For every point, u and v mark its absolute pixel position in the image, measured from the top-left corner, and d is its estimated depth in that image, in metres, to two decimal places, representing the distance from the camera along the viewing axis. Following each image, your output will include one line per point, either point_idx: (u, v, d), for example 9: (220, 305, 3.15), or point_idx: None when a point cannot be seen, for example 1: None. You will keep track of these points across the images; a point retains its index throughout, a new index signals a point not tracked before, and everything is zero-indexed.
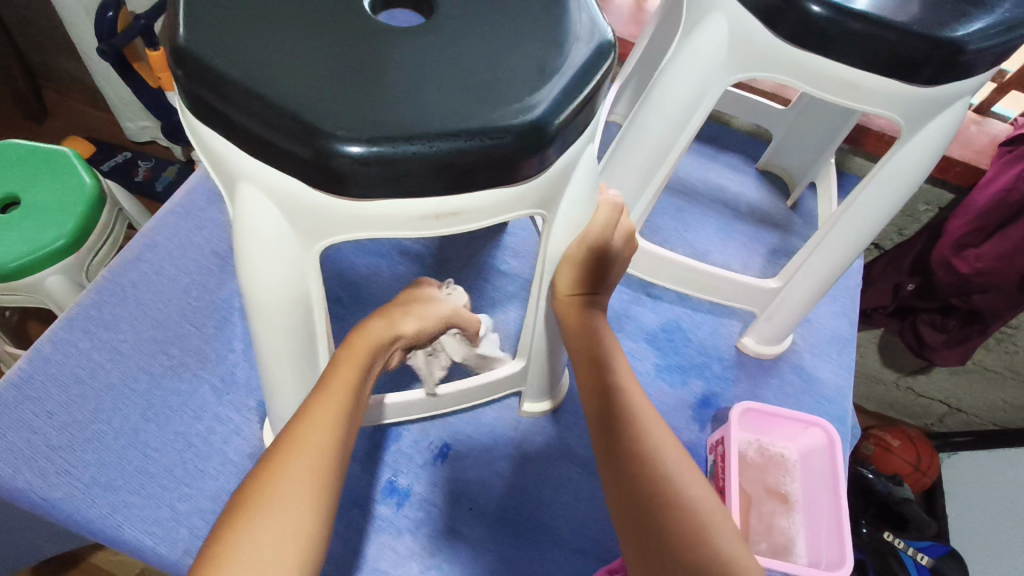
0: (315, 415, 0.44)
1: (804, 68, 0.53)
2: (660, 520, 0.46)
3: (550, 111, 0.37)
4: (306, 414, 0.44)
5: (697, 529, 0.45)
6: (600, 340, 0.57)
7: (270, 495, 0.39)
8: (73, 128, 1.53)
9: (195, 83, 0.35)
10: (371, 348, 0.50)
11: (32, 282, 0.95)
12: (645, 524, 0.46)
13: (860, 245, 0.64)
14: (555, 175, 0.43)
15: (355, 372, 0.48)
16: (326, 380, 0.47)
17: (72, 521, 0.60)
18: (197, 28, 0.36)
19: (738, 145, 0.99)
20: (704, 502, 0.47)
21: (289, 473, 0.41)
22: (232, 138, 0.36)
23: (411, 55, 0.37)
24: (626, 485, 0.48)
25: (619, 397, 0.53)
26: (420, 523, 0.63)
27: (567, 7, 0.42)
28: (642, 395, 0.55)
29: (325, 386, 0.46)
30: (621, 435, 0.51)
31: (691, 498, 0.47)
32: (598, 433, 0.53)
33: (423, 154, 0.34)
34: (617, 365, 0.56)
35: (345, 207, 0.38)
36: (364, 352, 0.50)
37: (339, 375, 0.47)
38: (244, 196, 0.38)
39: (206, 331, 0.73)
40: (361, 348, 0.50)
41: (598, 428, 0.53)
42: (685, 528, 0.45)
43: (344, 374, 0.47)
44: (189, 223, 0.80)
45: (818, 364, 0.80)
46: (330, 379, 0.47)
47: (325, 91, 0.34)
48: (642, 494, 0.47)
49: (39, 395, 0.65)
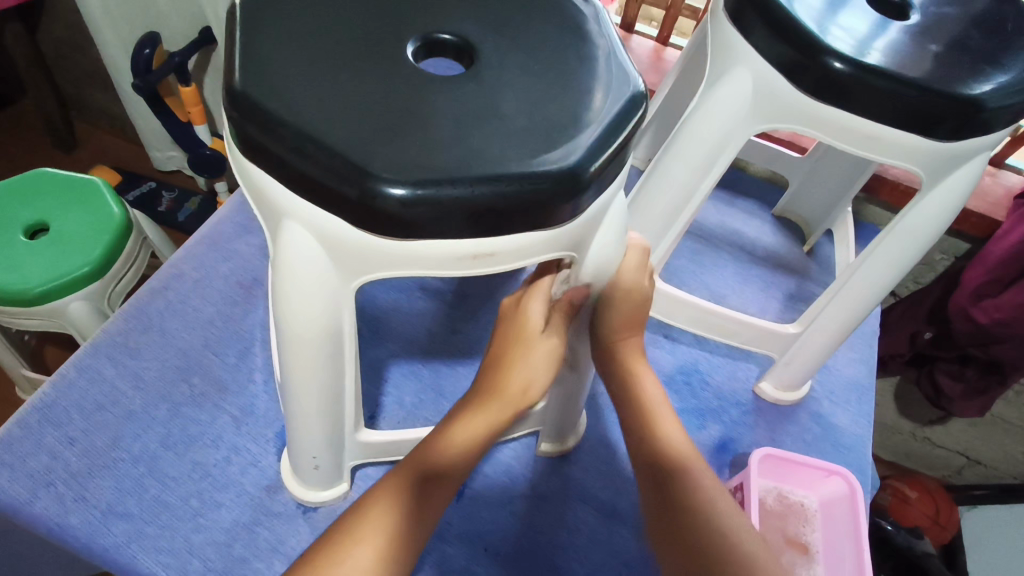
0: (377, 515, 0.46)
1: (825, 121, 0.54)
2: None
3: (586, 158, 0.38)
4: (372, 503, 0.47)
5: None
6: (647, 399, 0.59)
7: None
8: (100, 157, 1.57)
9: (249, 125, 0.36)
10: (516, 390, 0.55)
11: (56, 307, 0.97)
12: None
13: (880, 292, 0.65)
14: (587, 220, 0.43)
15: (439, 465, 0.50)
16: (392, 480, 0.49)
17: (87, 549, 0.60)
18: (252, 73, 0.38)
19: (755, 190, 1.01)
20: (762, 556, 0.48)
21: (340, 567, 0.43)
22: (280, 177, 0.37)
23: (452, 103, 0.39)
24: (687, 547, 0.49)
25: (662, 444, 0.56)
26: (434, 563, 0.62)
27: (600, 61, 0.44)
28: (670, 416, 0.59)
29: (388, 486, 0.48)
30: (677, 496, 0.52)
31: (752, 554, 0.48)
32: (652, 494, 0.54)
33: (465, 197, 0.36)
34: (664, 426, 0.58)
35: (385, 244, 0.39)
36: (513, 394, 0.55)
37: (405, 474, 0.49)
38: (286, 232, 0.39)
39: (227, 360, 0.74)
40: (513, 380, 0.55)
41: (644, 475, 0.56)
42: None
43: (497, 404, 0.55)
44: (216, 253, 0.82)
45: (837, 411, 0.79)
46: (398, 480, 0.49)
47: (373, 135, 0.36)
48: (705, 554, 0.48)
49: (62, 420, 0.66)
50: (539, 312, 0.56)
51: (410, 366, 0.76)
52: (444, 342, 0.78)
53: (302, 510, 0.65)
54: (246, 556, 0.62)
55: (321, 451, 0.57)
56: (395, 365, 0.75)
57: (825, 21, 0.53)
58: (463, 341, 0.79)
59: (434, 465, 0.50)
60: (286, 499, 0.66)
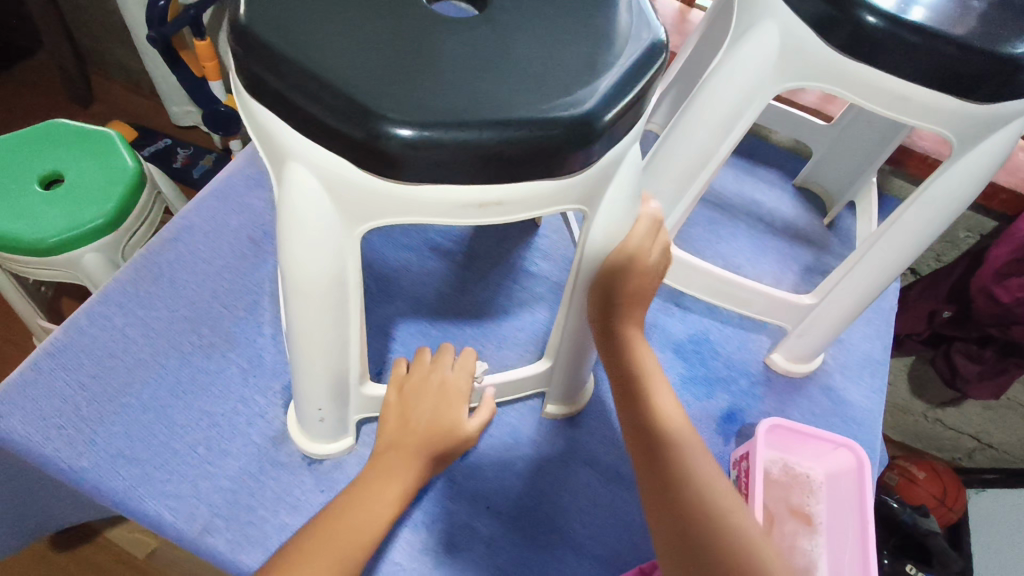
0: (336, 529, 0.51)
1: (855, 79, 0.52)
2: (711, 556, 0.45)
3: (600, 106, 0.37)
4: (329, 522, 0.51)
5: (748, 554, 0.44)
6: (639, 363, 0.56)
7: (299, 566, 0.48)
8: (115, 111, 1.57)
9: (253, 61, 0.35)
10: (416, 408, 0.58)
11: (70, 258, 0.98)
12: (684, 546, 0.46)
13: (900, 262, 0.62)
14: (601, 171, 0.42)
15: (380, 482, 0.54)
16: (375, 466, 0.55)
17: (97, 491, 0.62)
18: (257, 8, 0.36)
19: (777, 159, 0.98)
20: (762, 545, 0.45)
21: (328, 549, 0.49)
22: (285, 116, 0.36)
23: (463, 45, 0.37)
24: (671, 513, 0.48)
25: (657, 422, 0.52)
26: (437, 519, 0.62)
27: (620, 6, 0.42)
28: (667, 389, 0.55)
29: (375, 473, 0.55)
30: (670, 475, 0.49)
31: (732, 514, 0.46)
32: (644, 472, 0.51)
33: (474, 142, 0.35)
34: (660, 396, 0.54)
35: (392, 187, 0.37)
36: (418, 407, 0.58)
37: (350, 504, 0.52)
38: (290, 174, 0.38)
39: (237, 313, 0.74)
40: (418, 394, 0.59)
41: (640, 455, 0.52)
42: (735, 553, 0.44)
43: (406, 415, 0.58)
44: (228, 207, 0.82)
45: (848, 385, 0.78)
46: (388, 465, 0.55)
47: (378, 75, 0.35)
48: (690, 513, 0.47)
49: (73, 366, 0.67)
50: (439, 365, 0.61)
51: (419, 325, 0.75)
52: (453, 303, 0.78)
53: (308, 462, 0.66)
54: (250, 504, 0.63)
55: (325, 403, 0.57)
56: (404, 323, 0.75)
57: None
58: (473, 302, 0.78)
59: (378, 482, 0.54)
60: (292, 451, 0.67)
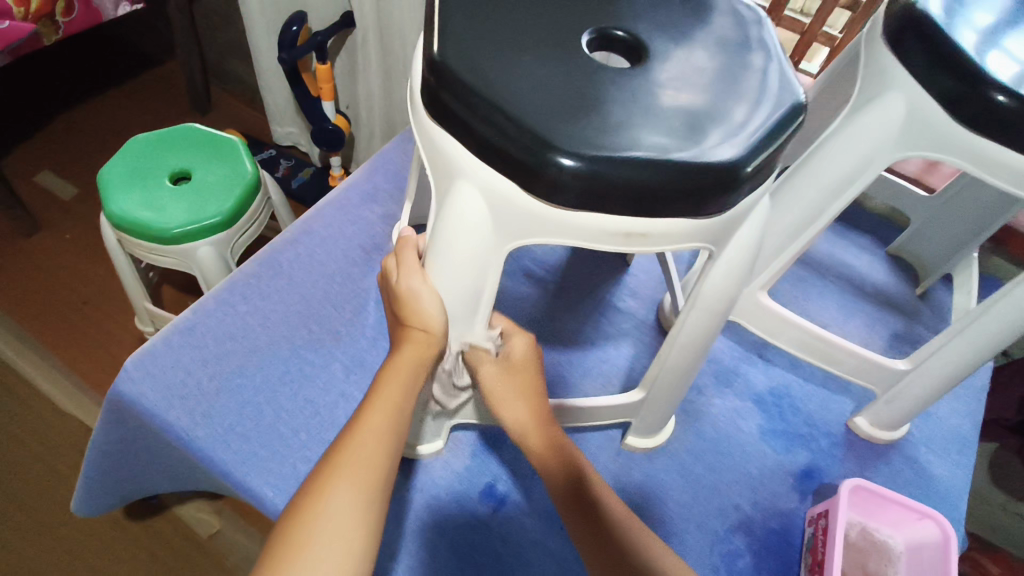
0: (359, 452, 0.44)
1: (979, 155, 0.53)
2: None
3: (745, 157, 0.40)
4: (341, 455, 0.44)
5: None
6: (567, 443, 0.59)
7: (298, 557, 0.38)
8: (230, 121, 1.70)
9: (445, 92, 0.41)
10: (409, 315, 0.50)
11: (188, 249, 1.07)
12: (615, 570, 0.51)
13: (1006, 339, 0.62)
14: (734, 215, 0.45)
15: (388, 394, 0.47)
16: (375, 387, 0.48)
17: (208, 461, 0.67)
18: (449, 46, 0.42)
19: (869, 225, 0.98)
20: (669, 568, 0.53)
21: (333, 526, 0.40)
22: (463, 140, 0.42)
23: (624, 93, 0.42)
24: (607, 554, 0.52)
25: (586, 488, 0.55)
26: (514, 532, 0.66)
27: (764, 71, 0.46)
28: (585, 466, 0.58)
29: (375, 391, 0.48)
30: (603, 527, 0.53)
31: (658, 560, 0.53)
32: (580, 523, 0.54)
33: (631, 179, 0.39)
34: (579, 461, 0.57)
35: (546, 211, 0.42)
36: (411, 326, 0.50)
37: (369, 420, 0.45)
38: (460, 191, 0.43)
39: (344, 313, 0.80)
40: (403, 303, 0.50)
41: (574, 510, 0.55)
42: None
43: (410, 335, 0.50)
44: (344, 216, 0.89)
45: (933, 459, 0.77)
46: (390, 371, 0.49)
47: (552, 113, 0.40)
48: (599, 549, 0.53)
49: (199, 343, 0.73)
50: (411, 254, 0.52)
51: None
52: (542, 328, 0.81)
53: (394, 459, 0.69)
54: None
55: (430, 405, 0.61)
56: None
57: (983, 43, 0.53)
58: (561, 329, 0.81)
59: (392, 396, 0.47)
60: None
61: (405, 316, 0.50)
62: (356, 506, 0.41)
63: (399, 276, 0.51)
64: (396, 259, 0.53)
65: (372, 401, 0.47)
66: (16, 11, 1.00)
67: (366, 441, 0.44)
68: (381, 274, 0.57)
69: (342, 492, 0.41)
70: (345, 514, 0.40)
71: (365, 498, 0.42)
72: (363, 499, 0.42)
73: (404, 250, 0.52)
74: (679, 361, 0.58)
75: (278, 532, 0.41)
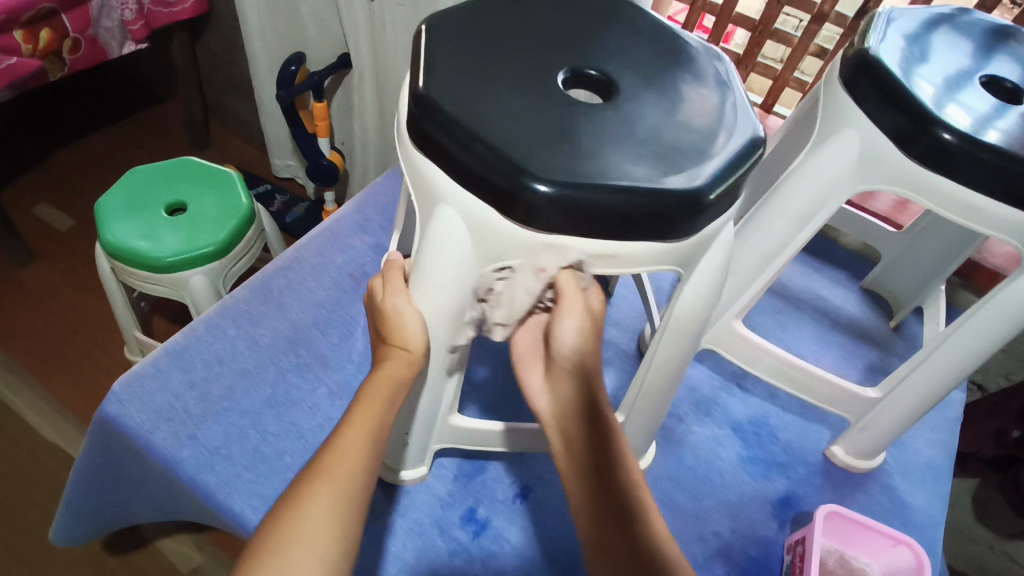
0: (338, 463, 0.45)
1: (931, 188, 0.57)
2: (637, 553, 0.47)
3: (708, 184, 0.43)
4: (322, 466, 0.45)
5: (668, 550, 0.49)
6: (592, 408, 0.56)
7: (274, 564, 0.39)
8: (227, 157, 1.75)
9: (428, 122, 0.44)
10: (393, 332, 0.52)
11: (181, 278, 1.09)
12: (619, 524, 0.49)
13: (968, 365, 0.65)
14: (699, 240, 0.48)
15: (370, 408, 0.49)
16: (357, 402, 0.50)
17: (190, 483, 0.67)
18: (434, 81, 0.45)
19: (844, 260, 1.02)
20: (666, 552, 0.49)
21: (312, 530, 0.40)
22: (445, 166, 0.44)
23: (596, 126, 0.45)
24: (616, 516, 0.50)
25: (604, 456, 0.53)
26: (495, 557, 0.66)
27: (726, 108, 0.50)
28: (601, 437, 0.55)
29: (357, 406, 0.49)
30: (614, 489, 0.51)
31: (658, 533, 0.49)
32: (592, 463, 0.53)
33: (600, 202, 0.41)
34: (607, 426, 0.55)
35: (521, 233, 0.44)
36: (395, 343, 0.52)
37: (348, 432, 0.47)
38: (441, 214, 0.46)
39: (331, 339, 0.82)
40: (387, 320, 0.52)
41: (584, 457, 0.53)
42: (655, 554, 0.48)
43: (391, 353, 0.52)
44: (334, 246, 0.91)
45: (910, 488, 0.78)
46: (372, 387, 0.50)
47: (527, 142, 0.43)
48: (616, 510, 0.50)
49: (188, 366, 0.75)
50: (396, 276, 0.55)
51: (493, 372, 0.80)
52: None
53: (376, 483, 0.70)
54: None
55: (413, 428, 0.62)
56: (479, 369, 0.81)
57: (941, 95, 0.57)
58: None
59: (374, 410, 0.49)
60: None
61: (389, 334, 0.52)
62: (333, 514, 0.42)
63: (385, 296, 0.53)
64: (382, 280, 0.55)
65: (355, 413, 0.49)
66: (25, 48, 1.04)
67: (346, 453, 0.46)
68: (368, 295, 0.59)
69: (322, 501, 0.42)
70: (322, 523, 0.41)
71: (342, 507, 0.43)
72: (340, 508, 0.42)
73: (390, 271, 0.55)
74: (657, 380, 0.60)
75: (255, 539, 0.41)
